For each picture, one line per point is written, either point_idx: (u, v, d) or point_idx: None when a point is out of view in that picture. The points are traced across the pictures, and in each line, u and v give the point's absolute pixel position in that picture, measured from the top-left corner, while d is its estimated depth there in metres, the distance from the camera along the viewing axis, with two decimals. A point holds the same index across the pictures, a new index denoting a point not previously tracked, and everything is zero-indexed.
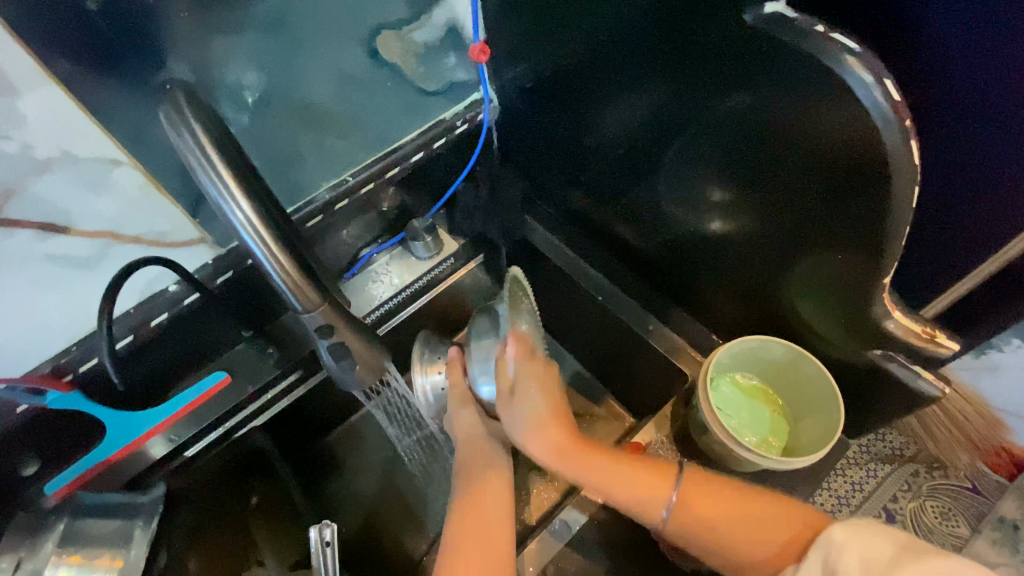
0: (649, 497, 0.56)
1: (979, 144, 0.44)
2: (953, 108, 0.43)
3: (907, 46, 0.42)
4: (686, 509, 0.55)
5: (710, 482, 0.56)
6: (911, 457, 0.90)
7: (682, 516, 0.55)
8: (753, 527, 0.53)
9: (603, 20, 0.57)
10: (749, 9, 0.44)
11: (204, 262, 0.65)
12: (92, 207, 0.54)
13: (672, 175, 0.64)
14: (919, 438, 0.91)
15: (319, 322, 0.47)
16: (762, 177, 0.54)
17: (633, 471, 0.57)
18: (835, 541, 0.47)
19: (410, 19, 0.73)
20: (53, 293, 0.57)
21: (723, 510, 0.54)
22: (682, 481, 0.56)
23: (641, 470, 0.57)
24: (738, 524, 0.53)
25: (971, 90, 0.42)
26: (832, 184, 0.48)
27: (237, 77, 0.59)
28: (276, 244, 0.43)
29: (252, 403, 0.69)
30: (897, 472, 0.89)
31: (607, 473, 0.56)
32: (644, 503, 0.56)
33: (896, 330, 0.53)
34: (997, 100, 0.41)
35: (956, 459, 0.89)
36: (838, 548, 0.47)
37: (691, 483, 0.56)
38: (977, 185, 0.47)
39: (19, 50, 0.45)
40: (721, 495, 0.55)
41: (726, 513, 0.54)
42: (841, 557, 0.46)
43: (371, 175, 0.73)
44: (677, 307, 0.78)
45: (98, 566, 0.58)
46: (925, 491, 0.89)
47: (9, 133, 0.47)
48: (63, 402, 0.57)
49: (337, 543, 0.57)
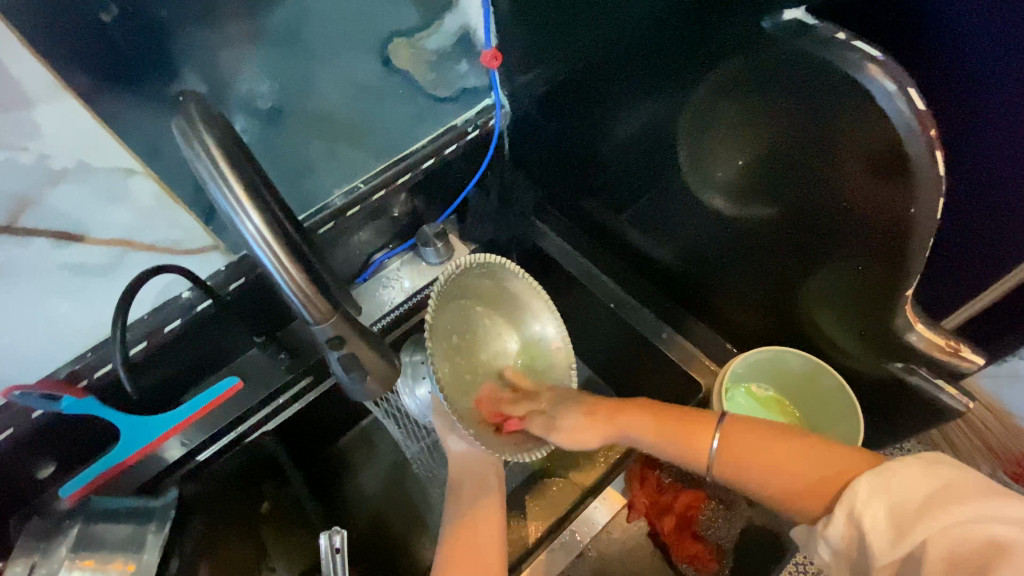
0: (692, 447, 0.52)
1: (1011, 152, 0.43)
2: (984, 114, 0.42)
3: (935, 50, 0.40)
4: (726, 455, 0.50)
5: (753, 427, 0.51)
6: None
7: (724, 463, 0.50)
8: (793, 461, 0.46)
9: (616, 24, 0.56)
10: (768, 17, 0.44)
11: (218, 269, 0.63)
12: (107, 216, 0.55)
13: (685, 168, 0.61)
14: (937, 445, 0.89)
15: (329, 334, 0.46)
16: (785, 162, 0.51)
17: (675, 424, 0.54)
18: (858, 494, 0.41)
19: (420, 27, 0.76)
20: (68, 300, 0.57)
21: (766, 454, 0.48)
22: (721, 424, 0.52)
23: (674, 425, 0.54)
24: (770, 470, 0.47)
25: (1001, 97, 0.40)
26: (854, 192, 0.47)
27: (251, 86, 0.64)
28: (286, 256, 0.42)
29: (264, 408, 0.69)
30: None
31: (652, 429, 0.55)
32: (688, 455, 0.52)
33: (918, 343, 0.52)
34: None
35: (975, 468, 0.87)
36: (866, 499, 0.41)
37: (732, 432, 0.51)
38: (1008, 193, 0.46)
39: (37, 63, 0.45)
40: (759, 438, 0.49)
41: (762, 454, 0.48)
42: (865, 509, 0.41)
43: (383, 182, 0.71)
44: (691, 315, 0.77)
45: (110, 570, 0.58)
46: None
47: (26, 144, 0.47)
48: (77, 407, 0.55)
49: (346, 550, 0.57)
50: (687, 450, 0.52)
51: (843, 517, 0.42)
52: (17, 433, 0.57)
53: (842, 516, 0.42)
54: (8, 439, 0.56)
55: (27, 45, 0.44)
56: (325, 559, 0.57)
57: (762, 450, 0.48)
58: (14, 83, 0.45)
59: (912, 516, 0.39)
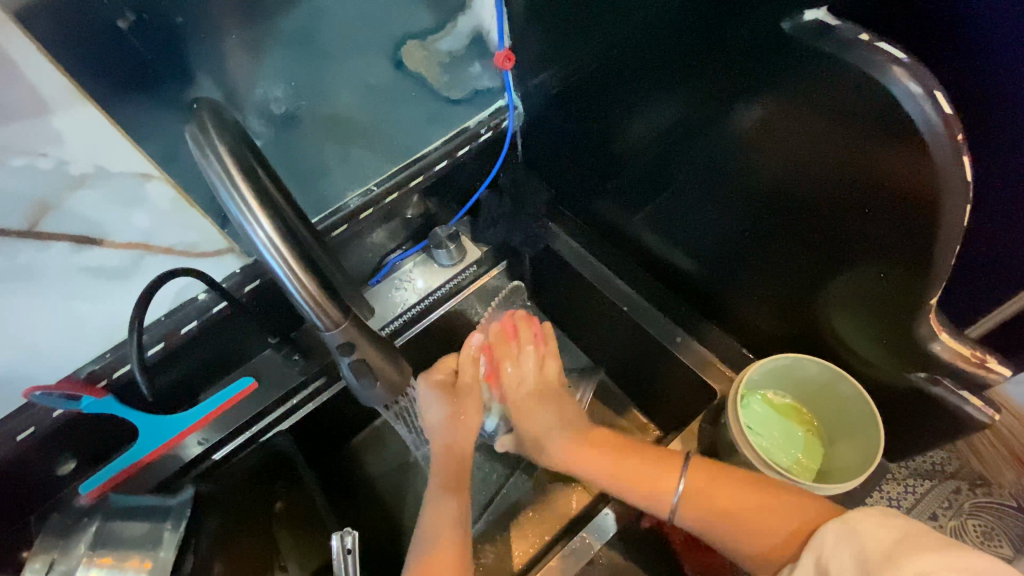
0: (658, 489, 0.59)
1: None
2: (1010, 116, 0.40)
3: (964, 50, 0.39)
4: (692, 496, 0.58)
5: (723, 473, 0.58)
6: (953, 473, 0.87)
7: (688, 500, 0.58)
8: (767, 511, 0.53)
9: (629, 25, 0.55)
10: (787, 18, 0.43)
11: (232, 272, 0.65)
12: (126, 220, 0.56)
13: (687, 170, 0.62)
14: (961, 453, 0.88)
15: (339, 339, 0.46)
16: (781, 175, 0.52)
17: (635, 461, 0.63)
18: (827, 540, 0.45)
19: (435, 29, 0.76)
20: (87, 302, 0.58)
21: (738, 498, 0.55)
22: (686, 468, 0.59)
23: (654, 465, 0.61)
24: (743, 521, 0.54)
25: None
26: (877, 207, 0.46)
27: (265, 91, 0.62)
28: (298, 263, 0.42)
29: (278, 409, 0.71)
30: (937, 489, 0.85)
31: (635, 474, 0.61)
32: (659, 498, 0.59)
33: (941, 353, 0.50)
34: None
35: (1001, 476, 0.86)
36: (833, 545, 0.44)
37: (698, 473, 0.59)
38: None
39: (53, 69, 0.45)
40: (733, 488, 0.56)
41: (730, 494, 0.56)
42: (833, 559, 0.43)
43: (397, 184, 0.72)
44: (705, 319, 0.76)
45: (127, 567, 0.56)
46: (968, 509, 0.85)
47: (45, 150, 0.48)
48: (96, 405, 0.57)
49: (357, 551, 0.58)
50: (655, 492, 0.59)
51: (812, 561, 0.45)
52: (40, 431, 0.58)
53: (811, 560, 0.45)
54: (30, 437, 0.57)
55: (44, 52, 0.44)
56: (336, 560, 0.58)
57: (734, 492, 0.56)
58: (31, 89, 0.45)
59: (880, 561, 0.40)
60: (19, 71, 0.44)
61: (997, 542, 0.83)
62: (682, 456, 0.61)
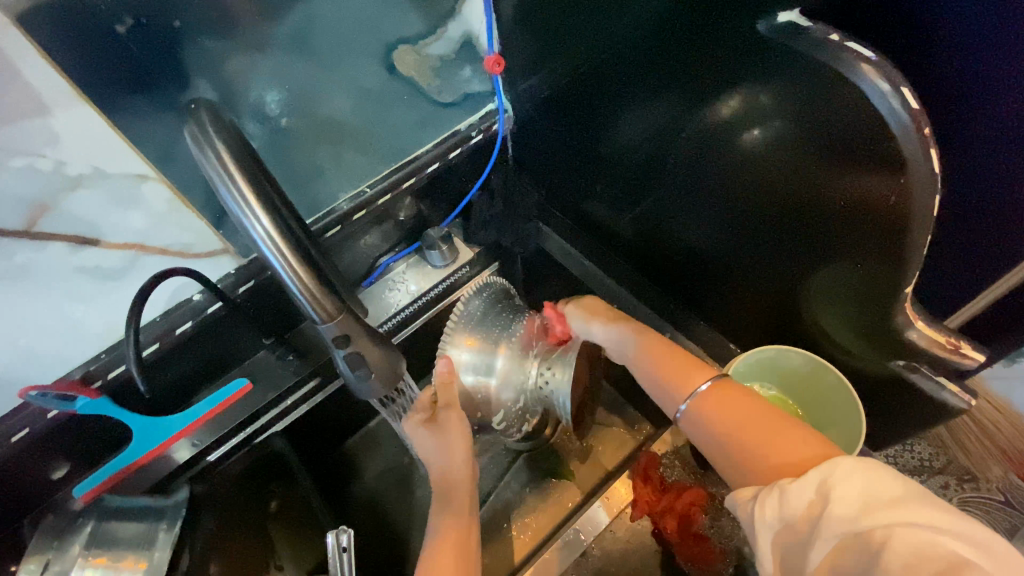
0: (684, 381, 0.56)
1: (1017, 147, 0.43)
2: (984, 108, 0.42)
3: (941, 44, 0.40)
4: (710, 402, 0.53)
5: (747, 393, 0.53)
6: (940, 468, 0.91)
7: (702, 403, 0.54)
8: (765, 429, 0.49)
9: (613, 28, 0.57)
10: (763, 19, 0.45)
11: (227, 272, 0.66)
12: (122, 221, 0.56)
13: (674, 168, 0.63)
14: (948, 448, 0.92)
15: (336, 332, 0.47)
16: (766, 170, 0.54)
17: (672, 359, 0.59)
18: (838, 468, 0.41)
19: (426, 34, 0.74)
20: (83, 303, 0.59)
21: (750, 416, 0.51)
22: (720, 378, 0.55)
23: (671, 360, 0.59)
24: (751, 429, 0.49)
25: (989, 90, 0.41)
26: (860, 196, 0.47)
27: (259, 94, 0.62)
28: (296, 258, 0.44)
29: (272, 410, 0.71)
30: (926, 486, 0.90)
31: (668, 364, 0.59)
32: (675, 387, 0.57)
33: (918, 341, 0.52)
34: (1015, 101, 0.41)
35: (988, 471, 0.90)
36: (844, 475, 0.41)
37: (726, 389, 0.54)
38: (1012, 191, 0.46)
39: (51, 69, 0.46)
40: (748, 404, 0.51)
41: (745, 419, 0.50)
42: (840, 483, 0.40)
43: (389, 186, 0.74)
44: (693, 315, 0.77)
45: (122, 569, 0.59)
46: (956, 504, 0.89)
47: (43, 151, 0.49)
48: (92, 407, 0.59)
49: (353, 548, 0.59)
50: (675, 382, 0.57)
51: (815, 481, 0.42)
52: (35, 433, 0.58)
53: (813, 483, 0.42)
54: (24, 439, 0.58)
55: (44, 54, 0.45)
56: (332, 557, 0.59)
57: (749, 420, 0.50)
58: (31, 90, 0.46)
59: (881, 503, 0.38)
60: (18, 73, 0.45)
61: None
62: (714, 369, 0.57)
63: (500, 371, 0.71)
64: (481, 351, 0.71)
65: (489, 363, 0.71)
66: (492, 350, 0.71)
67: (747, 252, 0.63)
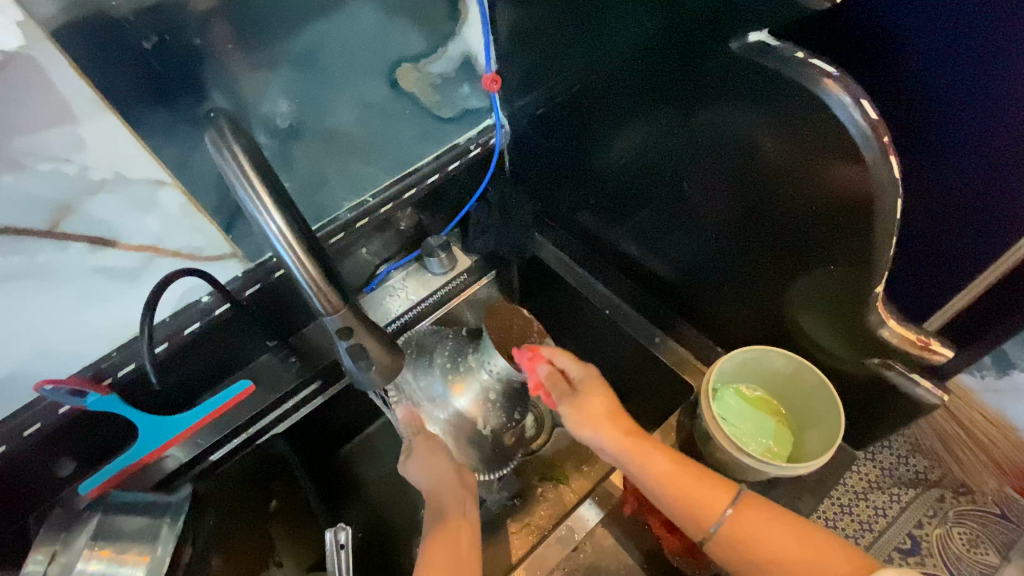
0: (707, 505, 0.58)
1: (970, 143, 0.48)
2: (944, 107, 0.47)
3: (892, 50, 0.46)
4: (738, 528, 0.57)
5: (770, 516, 0.57)
6: (936, 481, 0.93)
7: (729, 532, 0.57)
8: (807, 553, 0.54)
9: (602, 48, 0.61)
10: (736, 38, 0.48)
11: (235, 275, 0.70)
12: (138, 225, 0.59)
13: (659, 180, 0.67)
14: (942, 461, 0.94)
15: (338, 325, 0.50)
16: (747, 184, 0.57)
17: (684, 473, 0.60)
18: None
19: (428, 52, 0.76)
20: (97, 303, 0.61)
21: (779, 540, 0.55)
22: (739, 498, 0.58)
23: (689, 483, 0.60)
24: (794, 560, 0.54)
25: (940, 90, 0.46)
26: (834, 217, 0.51)
27: (270, 107, 0.64)
28: (303, 251, 0.47)
29: (274, 411, 0.74)
30: (923, 497, 0.92)
31: (680, 483, 0.60)
32: (699, 513, 0.58)
33: (891, 338, 0.55)
34: (962, 100, 0.46)
35: (984, 484, 0.92)
36: None
37: (751, 509, 0.58)
38: (966, 183, 0.51)
39: (81, 80, 0.50)
40: (783, 530, 0.56)
41: (779, 543, 0.55)
42: None
43: (391, 197, 0.79)
44: (682, 320, 0.80)
45: (126, 561, 0.61)
46: (952, 517, 0.91)
47: (70, 156, 0.52)
48: (101, 404, 0.61)
49: (350, 545, 0.61)
50: (702, 509, 0.58)
51: None
52: (46, 427, 0.61)
53: None
54: (36, 433, 0.60)
55: (73, 65, 0.49)
56: (330, 553, 0.61)
57: (784, 541, 0.55)
58: (61, 98, 0.49)
59: None
60: (51, 83, 0.48)
61: (983, 549, 0.89)
62: (731, 483, 0.60)
63: (457, 399, 0.70)
64: (432, 402, 0.71)
65: (444, 403, 0.70)
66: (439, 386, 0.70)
67: (722, 258, 0.67)
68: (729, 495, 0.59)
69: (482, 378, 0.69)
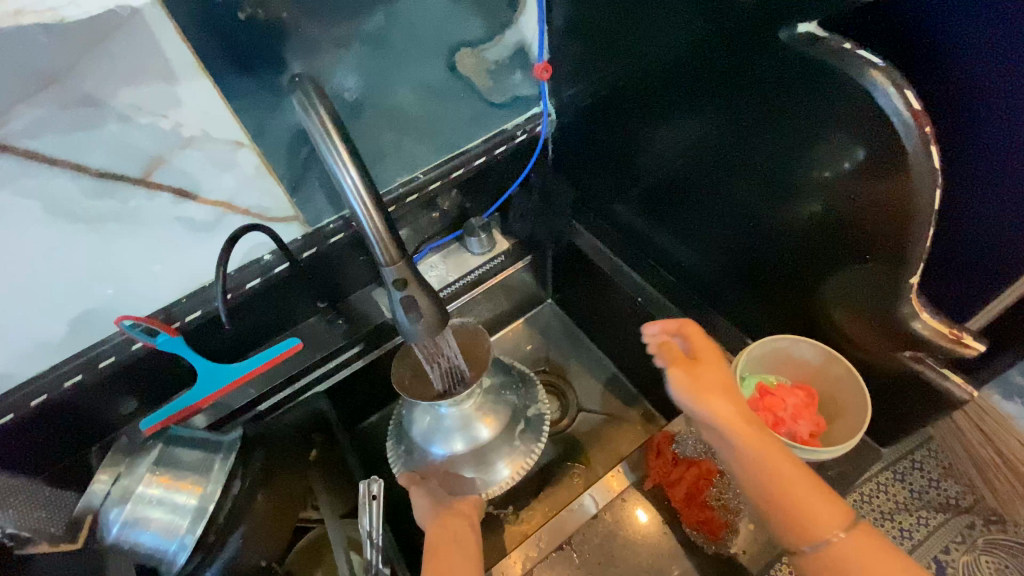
0: (818, 521, 0.53)
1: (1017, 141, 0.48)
2: (988, 106, 0.48)
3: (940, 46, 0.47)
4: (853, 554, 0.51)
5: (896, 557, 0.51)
6: (968, 508, 0.92)
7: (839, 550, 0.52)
8: None
9: (652, 40, 0.65)
10: (785, 28, 0.51)
11: (296, 237, 0.75)
12: (217, 181, 0.65)
13: (697, 172, 0.70)
14: (976, 488, 0.93)
15: (395, 276, 0.54)
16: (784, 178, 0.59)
17: (808, 478, 0.55)
18: None
19: (485, 39, 0.80)
20: (175, 251, 0.67)
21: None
22: (850, 528, 0.52)
23: (802, 488, 0.54)
24: None
25: (987, 87, 0.47)
26: (872, 207, 0.53)
27: (340, 81, 0.69)
28: (372, 206, 0.51)
29: (319, 366, 0.80)
30: (950, 523, 0.91)
31: (791, 484, 0.54)
32: (813, 522, 0.53)
33: (922, 331, 0.54)
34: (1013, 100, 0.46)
35: (1018, 515, 0.90)
36: None
37: (863, 538, 0.52)
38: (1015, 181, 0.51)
39: (183, 44, 0.56)
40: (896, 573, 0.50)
41: None
42: None
43: (441, 175, 0.84)
44: (713, 311, 0.82)
45: (180, 489, 0.63)
46: (981, 545, 0.90)
47: (167, 113, 0.58)
48: (169, 343, 0.68)
49: (382, 498, 0.65)
50: (806, 519, 0.53)
51: None
52: (120, 361, 0.67)
53: None
54: (110, 365, 0.67)
55: (179, 32, 0.55)
56: (364, 502, 0.65)
57: None
58: (163, 58, 0.55)
59: None
60: (157, 44, 0.54)
61: None
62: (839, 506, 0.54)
63: (443, 440, 0.71)
64: (427, 457, 0.72)
65: (436, 449, 0.71)
66: (423, 434, 0.72)
67: (761, 249, 0.68)
68: (841, 516, 0.53)
69: (459, 410, 0.70)
